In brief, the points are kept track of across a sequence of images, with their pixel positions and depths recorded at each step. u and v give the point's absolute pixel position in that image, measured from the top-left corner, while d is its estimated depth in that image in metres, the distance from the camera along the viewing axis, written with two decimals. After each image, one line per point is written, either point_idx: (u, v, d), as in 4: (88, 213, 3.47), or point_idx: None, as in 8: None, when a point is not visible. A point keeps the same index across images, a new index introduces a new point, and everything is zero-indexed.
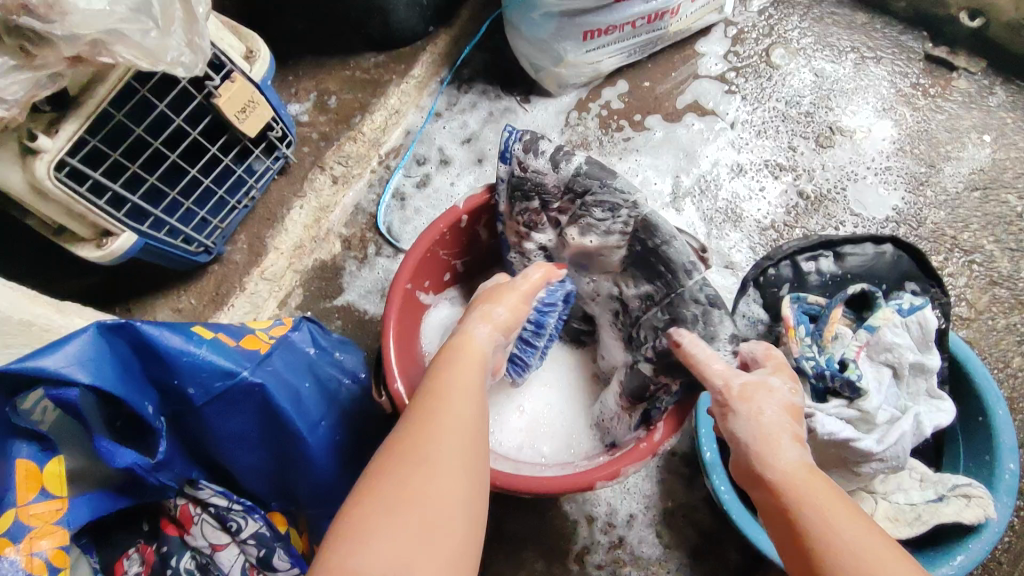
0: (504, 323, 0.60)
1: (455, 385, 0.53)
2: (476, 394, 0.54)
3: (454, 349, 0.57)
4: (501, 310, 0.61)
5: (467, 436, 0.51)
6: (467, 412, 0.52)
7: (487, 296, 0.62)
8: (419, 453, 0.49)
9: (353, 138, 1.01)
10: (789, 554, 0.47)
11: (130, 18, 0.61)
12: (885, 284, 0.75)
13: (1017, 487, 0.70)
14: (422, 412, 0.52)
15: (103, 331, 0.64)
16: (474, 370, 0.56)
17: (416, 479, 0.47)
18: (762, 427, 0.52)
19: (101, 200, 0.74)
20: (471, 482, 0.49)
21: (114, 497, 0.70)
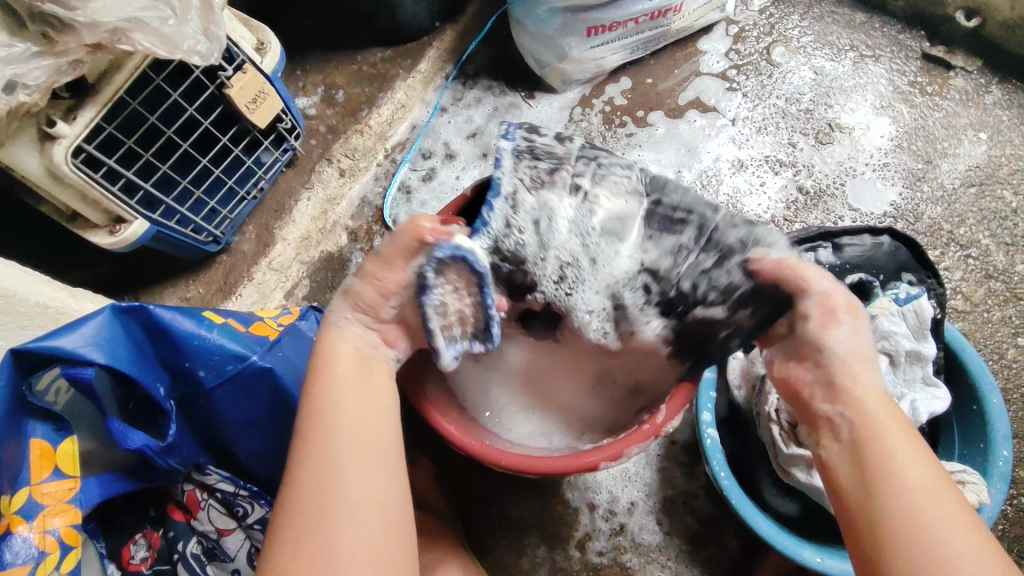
0: (370, 314, 0.59)
1: (331, 387, 0.56)
2: (357, 406, 0.56)
3: (325, 357, 0.58)
4: (356, 303, 0.59)
5: (361, 455, 0.54)
6: (353, 432, 0.55)
7: (347, 295, 0.59)
8: (319, 494, 0.52)
9: (361, 131, 1.04)
10: (843, 459, 0.54)
11: (148, 7, 0.62)
12: (882, 273, 0.76)
13: (1011, 474, 0.72)
14: (310, 448, 0.54)
15: (117, 313, 0.66)
16: (349, 378, 0.57)
17: (319, 521, 0.51)
18: (856, 347, 0.56)
19: (115, 186, 0.76)
20: (377, 496, 0.53)
21: (125, 479, 0.70)
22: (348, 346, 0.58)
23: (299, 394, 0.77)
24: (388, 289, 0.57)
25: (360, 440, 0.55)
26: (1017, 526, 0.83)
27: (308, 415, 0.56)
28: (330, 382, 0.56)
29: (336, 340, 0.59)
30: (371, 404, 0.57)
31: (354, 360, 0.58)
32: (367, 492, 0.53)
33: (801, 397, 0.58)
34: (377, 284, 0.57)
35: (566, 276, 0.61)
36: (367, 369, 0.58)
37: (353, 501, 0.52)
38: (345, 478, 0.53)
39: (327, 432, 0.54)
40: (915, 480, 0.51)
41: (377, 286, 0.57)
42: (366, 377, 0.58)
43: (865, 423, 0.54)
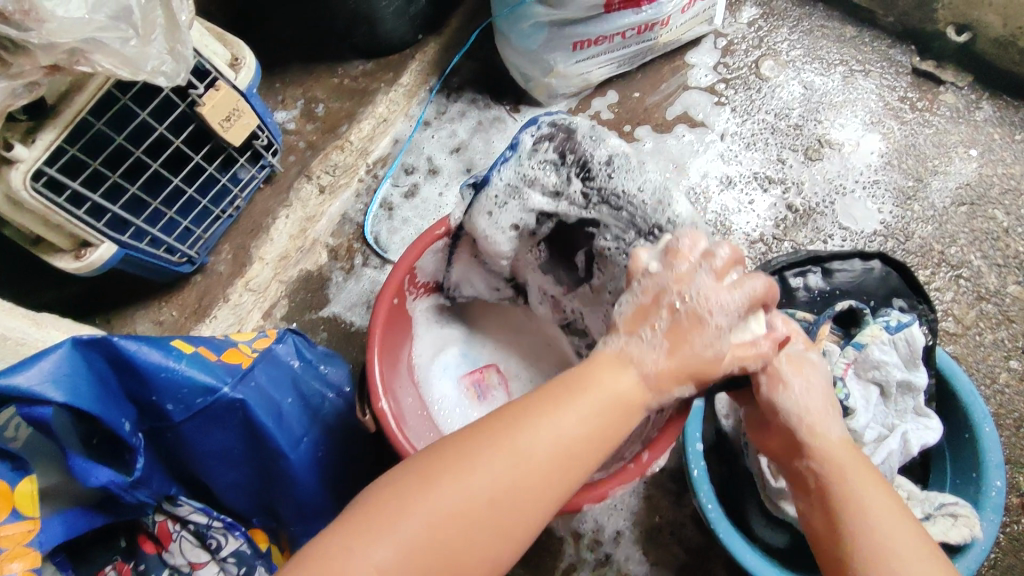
0: (670, 387, 0.53)
1: (572, 412, 0.50)
2: (559, 444, 0.49)
3: (598, 362, 0.53)
4: (692, 362, 0.52)
5: (525, 491, 0.48)
6: (541, 466, 0.48)
7: (681, 335, 0.52)
8: (464, 476, 0.47)
9: (341, 148, 1.01)
10: (817, 512, 0.55)
11: (110, 26, 0.60)
12: (872, 300, 0.75)
13: (1003, 504, 0.71)
14: (506, 423, 0.50)
15: (78, 346, 0.63)
16: (587, 422, 0.50)
17: (465, 481, 0.47)
18: (810, 401, 0.56)
19: (80, 210, 0.73)
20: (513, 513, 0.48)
21: (89, 515, 0.67)
22: (623, 385, 0.52)
23: (273, 425, 0.74)
24: (712, 376, 0.53)
25: (541, 484, 0.49)
26: (1011, 557, 0.80)
27: (521, 408, 0.51)
28: (567, 406, 0.50)
29: (622, 361, 0.52)
30: (577, 460, 0.50)
31: (604, 404, 0.51)
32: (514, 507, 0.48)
33: (779, 453, 0.59)
34: (710, 361, 0.52)
35: (620, 167, 0.63)
36: (613, 425, 0.51)
37: (483, 519, 0.47)
38: (517, 483, 0.48)
39: (535, 442, 0.49)
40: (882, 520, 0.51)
41: (714, 347, 0.52)
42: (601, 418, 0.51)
43: (831, 473, 0.54)
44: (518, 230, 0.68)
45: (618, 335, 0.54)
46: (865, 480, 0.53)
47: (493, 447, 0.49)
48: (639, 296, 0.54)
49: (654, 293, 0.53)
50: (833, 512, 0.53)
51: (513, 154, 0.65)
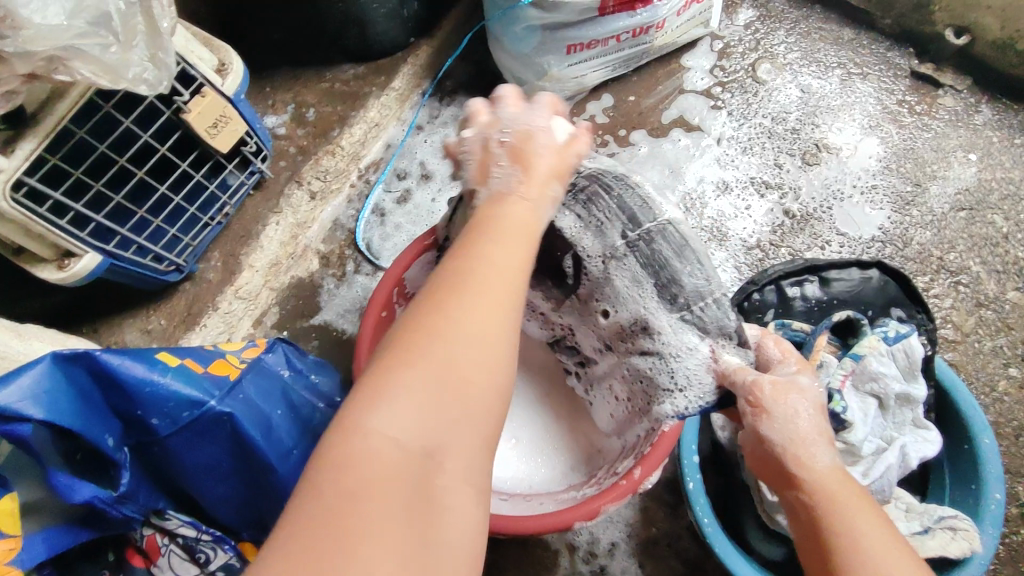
0: (548, 199, 0.53)
1: (492, 245, 0.48)
2: (501, 270, 0.46)
3: (489, 214, 0.51)
4: (546, 168, 0.54)
5: (492, 327, 0.44)
6: (493, 290, 0.45)
7: (525, 160, 0.54)
8: (428, 330, 0.42)
9: (332, 153, 0.99)
10: (809, 542, 0.54)
11: (89, 33, 0.58)
12: (870, 309, 0.74)
13: (1003, 517, 0.69)
14: (444, 275, 0.46)
15: (59, 361, 0.61)
16: (515, 247, 0.49)
17: (431, 336, 0.42)
18: (796, 430, 0.56)
19: (63, 220, 0.72)
20: (490, 351, 0.43)
21: (75, 531, 0.64)
22: (524, 210, 0.52)
23: (263, 437, 0.73)
24: (570, 174, 0.56)
25: (500, 312, 0.45)
26: (1011, 568, 0.79)
27: (448, 262, 0.47)
28: (482, 243, 0.48)
29: (504, 198, 0.53)
30: (520, 273, 0.47)
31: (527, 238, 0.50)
32: (483, 335, 0.43)
33: (772, 482, 0.58)
34: (559, 156, 0.55)
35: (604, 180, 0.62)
36: (528, 234, 0.51)
37: (465, 368, 0.42)
38: (472, 312, 0.44)
39: (470, 270, 0.46)
40: (874, 549, 0.50)
41: (557, 150, 0.55)
42: (512, 242, 0.49)
43: (822, 501, 0.53)
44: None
45: (483, 191, 0.54)
46: (856, 510, 0.52)
47: (435, 297, 0.45)
48: (474, 157, 0.55)
49: (482, 147, 0.55)
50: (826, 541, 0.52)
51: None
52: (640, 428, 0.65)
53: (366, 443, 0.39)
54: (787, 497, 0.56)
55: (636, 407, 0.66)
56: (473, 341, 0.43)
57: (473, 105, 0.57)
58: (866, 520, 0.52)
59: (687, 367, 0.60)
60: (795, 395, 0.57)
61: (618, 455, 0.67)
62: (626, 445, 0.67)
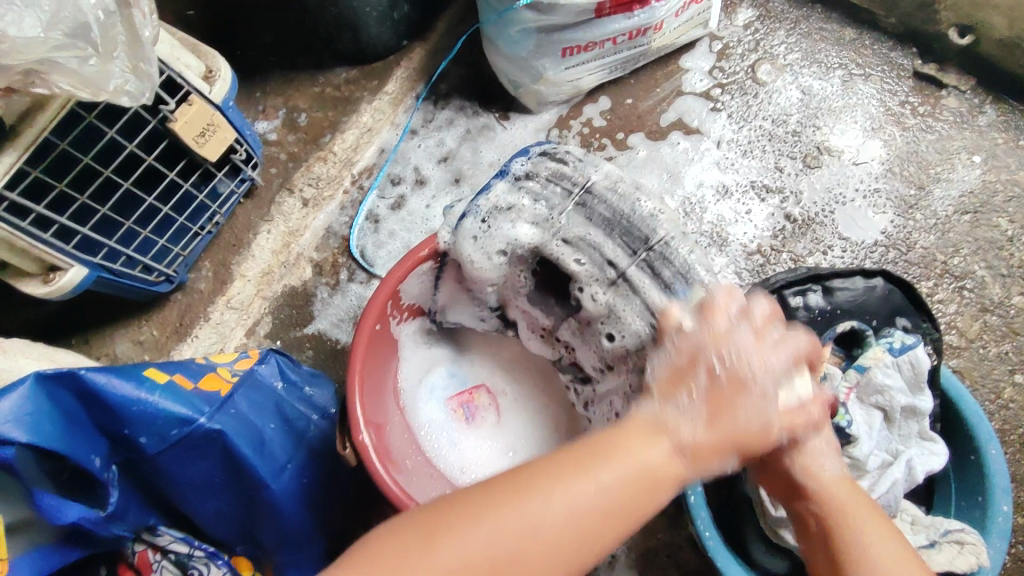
0: (712, 463, 0.48)
1: (611, 466, 0.46)
2: (575, 519, 0.44)
3: (641, 433, 0.48)
4: (733, 433, 0.49)
5: (550, 548, 0.43)
6: (554, 531, 0.44)
7: (728, 438, 0.48)
8: (475, 537, 0.43)
9: (324, 159, 0.97)
10: (818, 554, 0.53)
11: (66, 44, 0.56)
12: (875, 319, 0.72)
13: (1009, 528, 0.68)
14: (559, 467, 0.46)
15: (42, 382, 0.60)
16: (619, 489, 0.45)
17: (488, 521, 0.43)
18: (803, 439, 0.55)
19: (47, 234, 0.70)
20: (539, 554, 0.43)
21: (64, 550, 0.63)
22: (663, 456, 0.47)
23: (255, 453, 0.71)
24: (756, 450, 0.50)
25: (564, 548, 0.44)
26: None
27: (557, 458, 0.46)
28: (604, 463, 0.46)
29: (657, 429, 0.48)
30: (603, 538, 0.45)
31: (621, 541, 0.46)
32: (538, 545, 0.43)
33: (778, 494, 0.58)
34: (757, 433, 0.49)
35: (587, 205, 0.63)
36: (637, 501, 0.46)
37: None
38: (545, 522, 0.43)
39: (561, 483, 0.45)
40: (886, 557, 0.50)
41: (761, 415, 0.49)
42: (619, 503, 0.46)
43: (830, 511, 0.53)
44: (507, 255, 0.64)
45: (651, 398, 0.50)
46: (864, 520, 0.52)
47: (505, 497, 0.44)
48: (674, 355, 0.52)
49: (691, 353, 0.51)
50: (835, 552, 0.52)
51: (499, 180, 0.65)
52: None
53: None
54: (793, 507, 0.56)
55: None
56: (526, 550, 0.43)
57: (715, 295, 0.53)
58: (874, 530, 0.52)
59: None
60: None
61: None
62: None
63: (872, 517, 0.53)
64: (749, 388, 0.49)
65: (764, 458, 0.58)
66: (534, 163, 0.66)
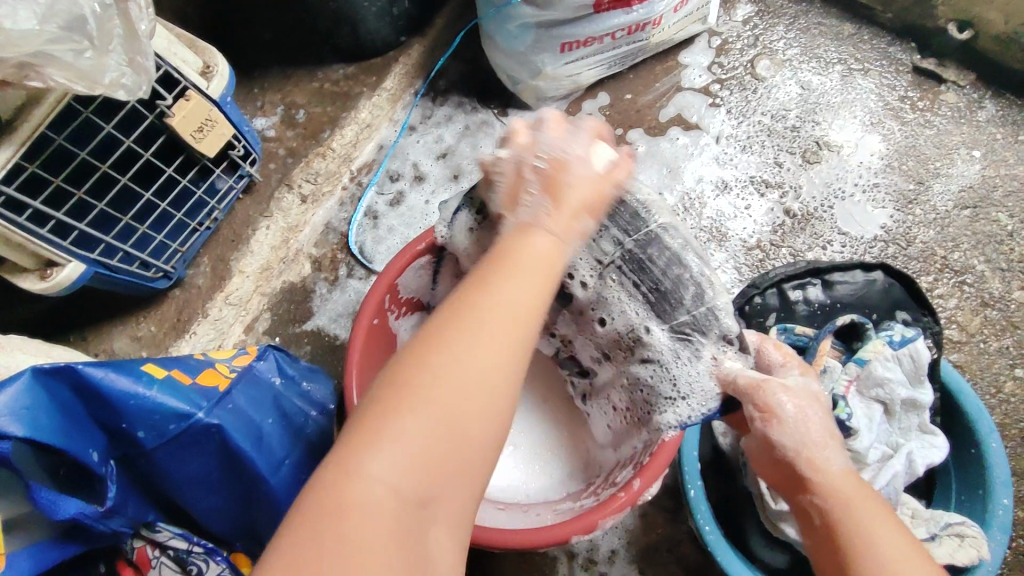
0: (576, 230, 0.53)
1: (506, 280, 0.48)
2: (510, 319, 0.46)
3: (514, 248, 0.51)
4: (577, 203, 0.53)
5: (490, 365, 0.45)
6: (497, 335, 0.46)
7: (555, 188, 0.52)
8: (432, 372, 0.44)
9: (323, 155, 0.97)
10: (823, 547, 0.54)
11: (62, 37, 0.56)
12: (874, 313, 0.72)
13: (1011, 522, 0.68)
14: (452, 307, 0.47)
15: (39, 376, 0.59)
16: (530, 288, 0.48)
17: (429, 377, 0.43)
18: (808, 434, 0.55)
19: (44, 229, 0.70)
20: (485, 375, 0.44)
21: (61, 546, 0.62)
22: (545, 244, 0.51)
23: (253, 448, 0.71)
24: (603, 208, 0.54)
25: (500, 361, 0.45)
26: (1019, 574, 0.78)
27: (454, 297, 0.48)
28: (497, 279, 0.48)
29: (527, 231, 0.52)
30: (527, 334, 0.47)
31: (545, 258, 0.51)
32: (477, 370, 0.44)
33: (781, 487, 0.58)
34: (596, 184, 0.54)
35: None
36: (545, 289, 0.49)
37: (464, 414, 0.43)
38: (474, 350, 0.45)
39: (468, 311, 0.46)
40: (892, 551, 0.50)
41: (589, 177, 0.54)
42: (525, 299, 0.48)
43: (836, 506, 0.53)
44: None
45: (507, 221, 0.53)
46: (870, 514, 0.52)
47: (437, 338, 0.45)
48: (504, 181, 0.55)
49: (515, 171, 0.54)
50: (841, 546, 0.52)
51: None
52: (639, 439, 0.63)
53: (362, 493, 0.40)
54: (798, 501, 0.56)
55: (636, 416, 0.64)
56: (473, 379, 0.44)
57: (512, 125, 0.56)
58: (880, 525, 0.52)
59: (689, 375, 0.57)
60: (807, 402, 0.56)
61: (615, 466, 0.65)
62: (624, 457, 0.65)
63: (880, 514, 0.52)
64: (584, 166, 0.54)
65: (767, 453, 0.57)
66: None
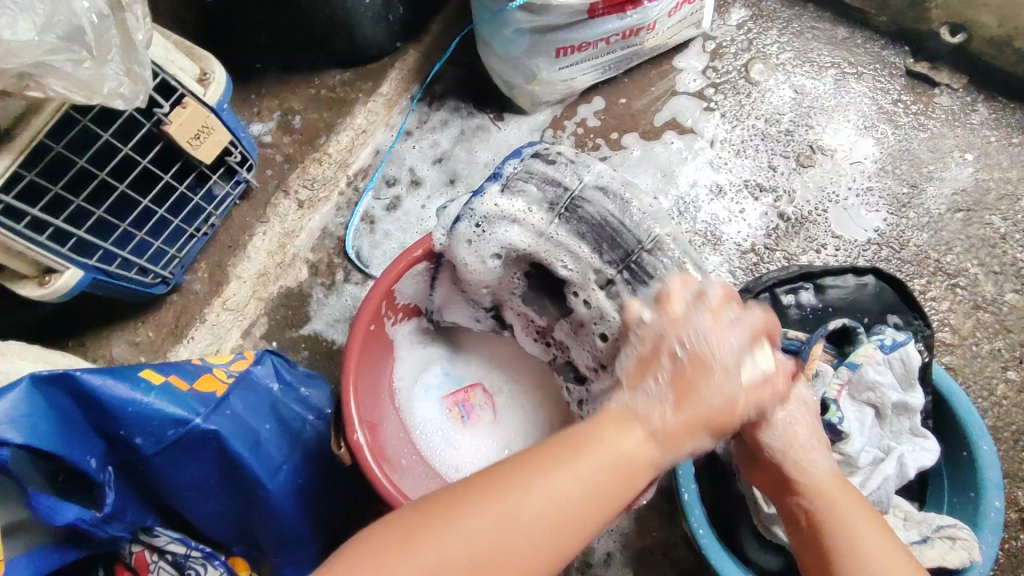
0: (683, 442, 0.47)
1: (585, 464, 0.45)
2: (562, 510, 0.44)
3: (610, 422, 0.47)
4: (700, 410, 0.47)
5: (528, 549, 0.43)
6: (542, 528, 0.43)
7: (675, 399, 0.47)
8: (474, 528, 0.43)
9: (319, 160, 0.98)
10: (808, 551, 0.54)
11: (60, 48, 0.57)
12: (866, 317, 0.73)
13: (1002, 524, 0.68)
14: (526, 465, 0.45)
15: (37, 384, 0.60)
16: (604, 486, 0.45)
17: (472, 523, 0.43)
18: (796, 437, 0.55)
19: (43, 236, 0.70)
20: (523, 553, 0.43)
21: (61, 550, 0.63)
22: (641, 442, 0.47)
23: (251, 454, 0.71)
24: (724, 427, 0.49)
25: (542, 547, 0.43)
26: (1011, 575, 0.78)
27: (534, 456, 0.46)
28: (579, 461, 0.45)
29: (628, 416, 0.48)
30: (581, 529, 0.44)
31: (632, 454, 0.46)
32: (512, 542, 0.43)
33: (769, 490, 0.58)
34: (723, 410, 0.48)
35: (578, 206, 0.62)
36: (615, 497, 0.45)
37: None
38: (521, 529, 0.43)
39: (537, 485, 0.44)
40: (877, 555, 0.50)
41: (726, 395, 0.48)
42: (597, 482, 0.45)
43: (822, 509, 0.53)
44: (501, 258, 0.64)
45: (622, 389, 0.50)
46: (855, 518, 0.52)
47: (484, 499, 0.44)
48: (640, 348, 0.51)
49: (655, 343, 0.51)
50: (826, 550, 0.52)
51: (492, 183, 0.65)
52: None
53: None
54: (785, 504, 0.56)
55: None
56: (504, 547, 0.42)
57: (671, 284, 0.53)
58: (867, 530, 0.52)
59: None
60: (797, 409, 0.56)
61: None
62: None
63: (864, 517, 0.53)
64: (717, 334, 0.49)
65: (756, 456, 0.57)
66: (524, 163, 0.65)
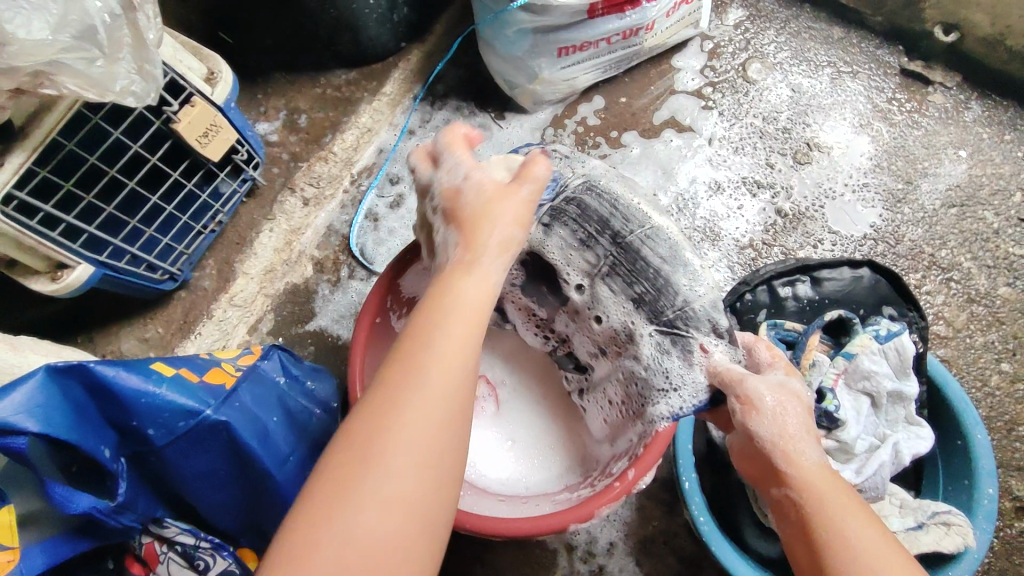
0: (498, 249, 0.54)
1: (444, 322, 0.50)
2: (452, 358, 0.49)
3: (445, 285, 0.53)
4: (490, 221, 0.55)
5: (440, 412, 0.47)
6: (452, 377, 0.48)
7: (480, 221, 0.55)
8: (393, 424, 0.46)
9: (325, 159, 0.99)
10: (799, 541, 0.54)
11: (73, 47, 0.58)
12: (862, 309, 0.74)
13: (995, 511, 0.70)
14: (404, 351, 0.49)
15: (53, 374, 0.61)
16: (466, 326, 0.51)
17: (392, 429, 0.46)
18: (784, 426, 0.57)
19: (55, 232, 0.72)
20: (438, 420, 0.47)
21: (74, 541, 0.63)
22: (473, 278, 0.53)
23: (260, 445, 0.73)
24: (520, 218, 0.55)
25: (449, 404, 0.48)
26: (1004, 561, 0.80)
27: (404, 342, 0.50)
28: (441, 320, 0.50)
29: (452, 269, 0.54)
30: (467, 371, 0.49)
31: (497, 251, 0.54)
32: (427, 417, 0.47)
33: (760, 482, 0.59)
34: (499, 201, 0.55)
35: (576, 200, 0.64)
36: (475, 324, 0.51)
37: (423, 463, 0.46)
38: (422, 400, 0.47)
39: (417, 356, 0.49)
40: (864, 544, 0.50)
41: (495, 198, 0.56)
42: (457, 328, 0.50)
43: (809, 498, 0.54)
44: None
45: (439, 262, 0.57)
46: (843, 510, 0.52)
47: (391, 396, 0.47)
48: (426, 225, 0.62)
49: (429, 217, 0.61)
50: (815, 540, 0.52)
51: None
52: (633, 431, 0.65)
53: (358, 513, 0.43)
54: (775, 494, 0.57)
55: (628, 409, 0.67)
56: (423, 426, 0.46)
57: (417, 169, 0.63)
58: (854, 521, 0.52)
59: (676, 368, 0.61)
60: (786, 400, 0.58)
61: (611, 459, 0.67)
62: (620, 450, 0.67)
63: (854, 510, 0.53)
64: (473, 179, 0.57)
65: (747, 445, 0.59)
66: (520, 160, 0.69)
